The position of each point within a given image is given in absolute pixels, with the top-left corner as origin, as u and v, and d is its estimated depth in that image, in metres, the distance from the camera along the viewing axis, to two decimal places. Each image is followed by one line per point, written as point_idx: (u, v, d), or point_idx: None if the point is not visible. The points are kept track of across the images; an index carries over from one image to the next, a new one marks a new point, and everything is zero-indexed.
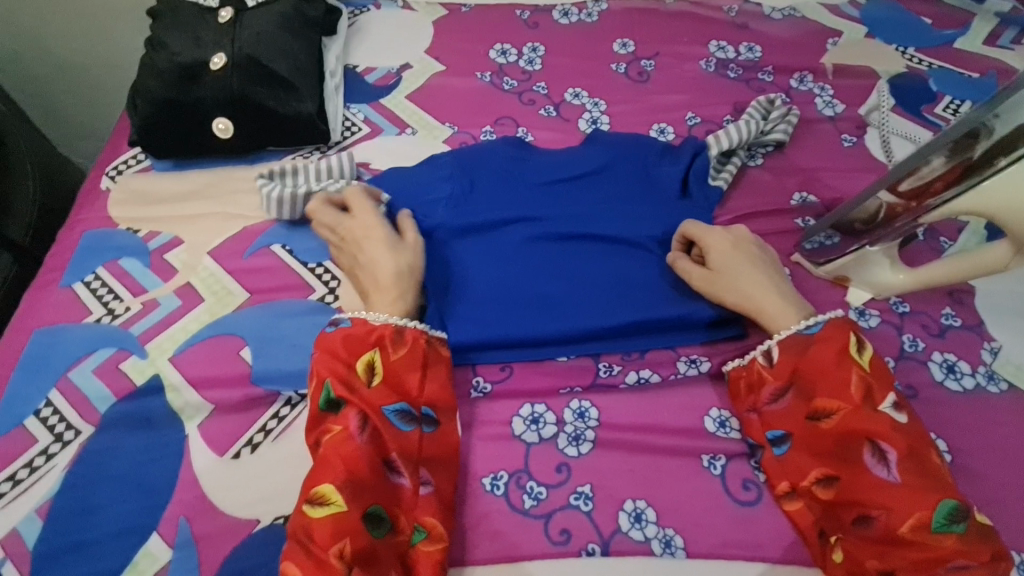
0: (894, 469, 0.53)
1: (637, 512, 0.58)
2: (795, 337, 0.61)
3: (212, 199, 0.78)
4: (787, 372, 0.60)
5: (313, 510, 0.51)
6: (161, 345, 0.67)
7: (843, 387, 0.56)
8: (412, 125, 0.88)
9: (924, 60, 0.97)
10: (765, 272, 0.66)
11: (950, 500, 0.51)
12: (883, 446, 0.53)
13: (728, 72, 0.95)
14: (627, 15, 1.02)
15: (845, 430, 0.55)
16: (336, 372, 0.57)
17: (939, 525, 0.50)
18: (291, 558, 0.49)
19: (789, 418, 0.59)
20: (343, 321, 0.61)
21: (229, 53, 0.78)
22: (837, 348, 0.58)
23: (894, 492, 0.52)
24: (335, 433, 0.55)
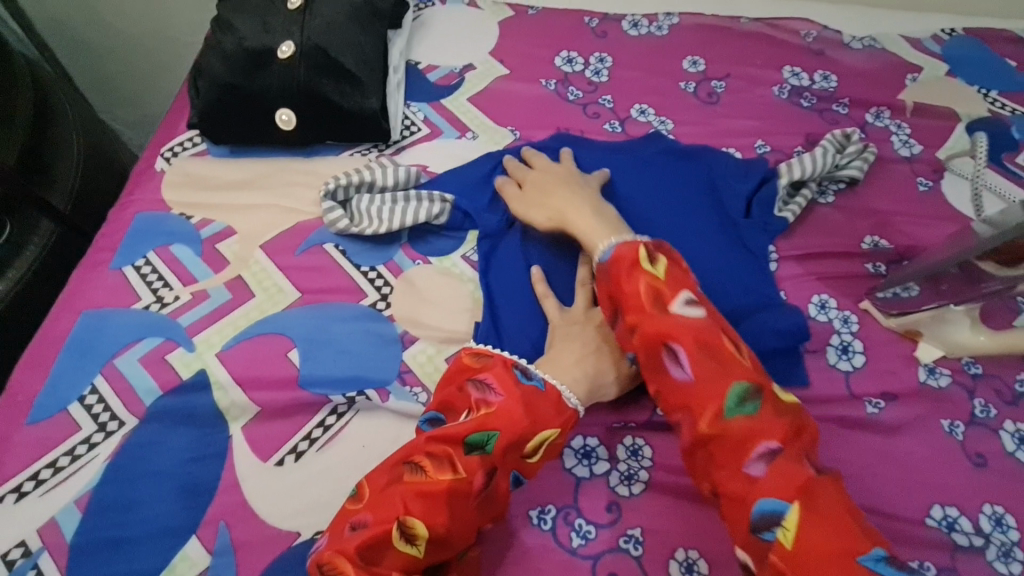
0: (687, 367, 0.51)
1: (689, 562, 0.56)
2: (602, 262, 0.59)
3: (267, 190, 0.76)
4: (606, 301, 0.58)
5: (401, 545, 0.48)
6: (208, 339, 0.66)
7: (640, 298, 0.54)
8: (473, 129, 0.85)
9: (1007, 106, 0.93)
10: (565, 183, 0.71)
11: (740, 384, 0.49)
12: (676, 347, 0.51)
13: (802, 100, 0.91)
14: (699, 32, 0.99)
15: (647, 340, 0.53)
16: (512, 432, 0.52)
17: (733, 408, 0.49)
18: (343, 558, 0.47)
19: (615, 345, 0.57)
20: (539, 381, 0.56)
21: (298, 42, 0.76)
22: (631, 262, 0.56)
23: (693, 391, 0.50)
24: (461, 478, 0.50)
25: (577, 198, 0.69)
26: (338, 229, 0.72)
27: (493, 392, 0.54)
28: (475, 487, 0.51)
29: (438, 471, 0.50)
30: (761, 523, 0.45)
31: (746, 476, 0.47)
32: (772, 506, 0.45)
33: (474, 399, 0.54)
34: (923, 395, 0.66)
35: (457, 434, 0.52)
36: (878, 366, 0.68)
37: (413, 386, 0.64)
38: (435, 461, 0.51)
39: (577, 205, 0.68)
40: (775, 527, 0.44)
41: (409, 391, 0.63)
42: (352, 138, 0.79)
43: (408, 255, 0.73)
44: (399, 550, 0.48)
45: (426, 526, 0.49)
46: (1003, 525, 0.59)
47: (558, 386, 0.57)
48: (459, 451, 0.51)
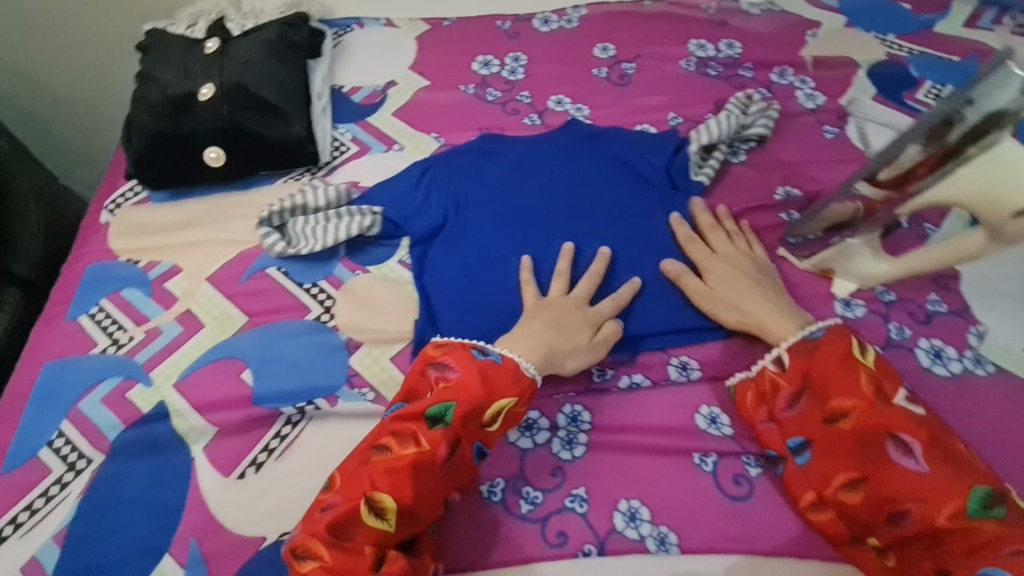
0: (920, 459, 0.54)
1: (632, 512, 0.59)
2: (803, 341, 0.63)
3: (208, 226, 0.81)
4: (799, 376, 0.61)
5: (371, 519, 0.52)
6: (165, 372, 0.69)
7: (855, 387, 0.58)
8: (399, 141, 0.90)
9: (904, 46, 0.98)
10: (754, 282, 0.69)
11: (981, 486, 0.52)
12: (906, 438, 0.55)
13: (708, 70, 0.96)
14: (606, 19, 1.04)
15: (866, 427, 0.56)
16: (468, 402, 0.57)
17: (974, 510, 0.51)
18: (315, 539, 0.51)
19: (804, 425, 0.59)
20: (496, 356, 0.61)
21: (217, 83, 0.80)
22: (840, 356, 0.60)
23: (923, 481, 0.53)
24: (424, 450, 0.55)
25: (774, 304, 0.67)
26: (277, 253, 0.76)
27: (452, 371, 0.59)
28: (438, 458, 0.55)
29: (401, 447, 0.55)
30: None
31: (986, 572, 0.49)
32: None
33: (434, 380, 0.59)
34: (841, 326, 0.70)
35: (417, 411, 0.57)
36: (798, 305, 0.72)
37: (361, 387, 0.67)
38: (399, 439, 0.56)
39: (777, 311, 0.66)
40: None
41: (358, 392, 0.67)
42: (282, 165, 0.83)
43: (346, 267, 0.77)
44: (370, 525, 0.52)
45: (393, 499, 0.53)
46: None
47: (514, 357, 0.61)
48: (419, 427, 0.56)
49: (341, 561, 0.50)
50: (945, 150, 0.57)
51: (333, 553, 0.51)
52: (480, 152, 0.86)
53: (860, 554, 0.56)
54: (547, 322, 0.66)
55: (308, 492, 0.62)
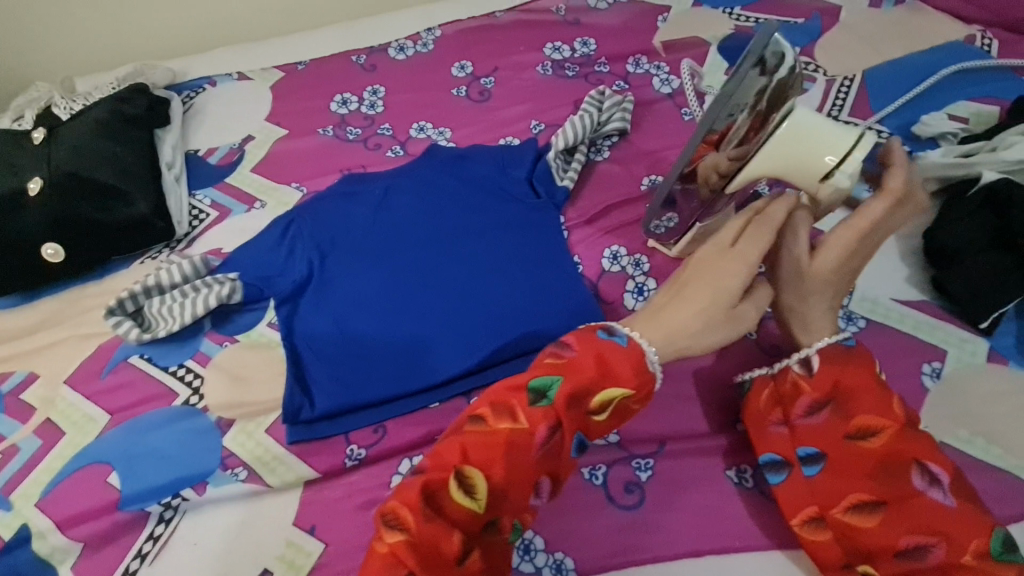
0: (948, 492, 0.48)
1: (525, 543, 0.57)
2: (837, 347, 0.54)
3: (64, 325, 0.76)
4: (828, 386, 0.53)
5: (460, 496, 0.46)
6: (26, 491, 0.65)
7: (885, 406, 0.51)
8: (260, 198, 0.86)
9: (751, 16, 0.99)
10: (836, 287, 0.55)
11: (1000, 527, 0.46)
12: (935, 468, 0.49)
13: (565, 71, 0.96)
14: (461, 37, 1.03)
15: (891, 452, 0.50)
16: (579, 381, 0.50)
17: (998, 552, 0.45)
18: (404, 509, 0.46)
19: (823, 437, 0.52)
20: (623, 337, 0.52)
21: (45, 175, 0.77)
22: (870, 367, 0.53)
23: (945, 515, 0.47)
24: (521, 428, 0.48)
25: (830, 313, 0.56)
26: (135, 340, 0.72)
27: (570, 347, 0.51)
28: (537, 439, 0.48)
29: (498, 421, 0.49)
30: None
31: None
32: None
33: (550, 353, 0.52)
34: None
35: (520, 381, 0.50)
36: None
37: (235, 467, 0.64)
38: (498, 412, 0.49)
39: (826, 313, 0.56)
40: None
41: (231, 474, 0.63)
42: (134, 247, 0.80)
43: (213, 340, 0.73)
44: (456, 500, 0.46)
45: (484, 477, 0.47)
46: None
47: (644, 346, 0.51)
48: (522, 401, 0.49)
49: (428, 535, 0.45)
50: (756, 118, 0.55)
51: (421, 525, 0.45)
52: (343, 195, 0.84)
53: None
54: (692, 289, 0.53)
55: None
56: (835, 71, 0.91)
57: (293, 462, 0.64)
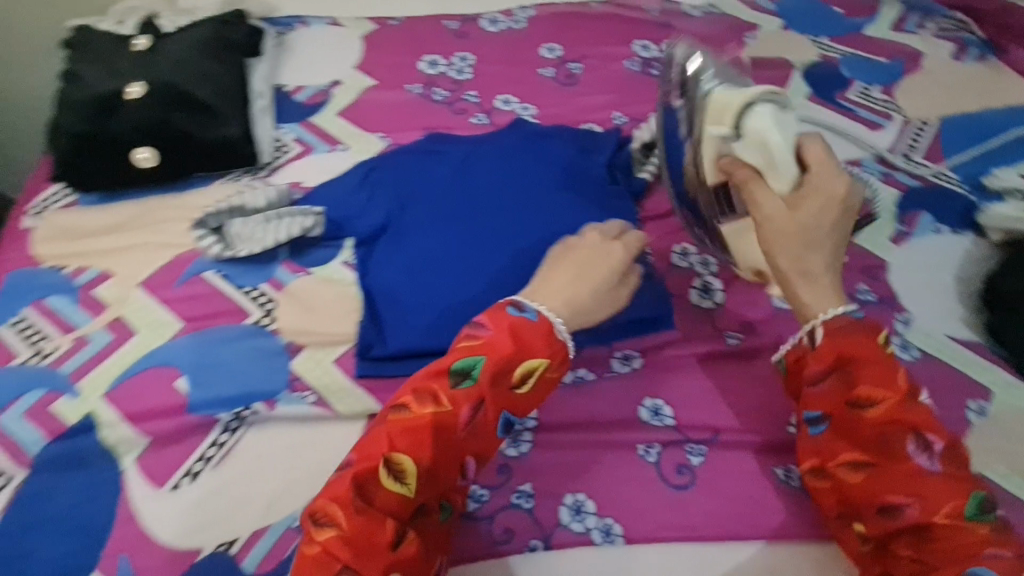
0: (937, 460, 0.49)
1: (577, 505, 0.60)
2: (842, 319, 0.53)
3: (140, 230, 0.77)
4: (830, 356, 0.53)
5: (391, 483, 0.49)
6: (93, 381, 0.66)
7: (889, 377, 0.52)
8: (344, 142, 0.88)
9: (836, 49, 1.02)
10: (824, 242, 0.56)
11: (978, 492, 0.48)
12: (930, 437, 0.49)
13: (652, 70, 0.98)
14: (553, 20, 1.05)
15: (890, 420, 0.50)
16: (496, 359, 0.52)
17: (972, 514, 0.47)
18: (335, 504, 0.48)
19: (826, 401, 0.53)
20: (532, 313, 0.55)
21: (147, 83, 0.77)
22: (877, 337, 0.53)
23: (931, 481, 0.49)
24: (445, 409, 0.51)
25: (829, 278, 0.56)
26: (214, 256, 0.74)
27: (483, 326, 0.54)
28: (460, 419, 0.51)
29: (421, 406, 0.51)
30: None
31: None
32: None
33: (467, 336, 0.54)
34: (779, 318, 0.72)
35: (442, 366, 0.52)
36: (737, 297, 0.73)
37: (302, 391, 0.66)
38: (420, 399, 0.51)
39: (828, 286, 0.56)
40: None
41: (299, 396, 0.65)
42: (219, 167, 0.81)
43: (289, 269, 0.75)
44: (387, 488, 0.49)
45: (412, 462, 0.49)
46: None
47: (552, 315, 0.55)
48: (445, 385, 0.52)
49: (362, 528, 0.47)
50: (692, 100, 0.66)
51: (353, 519, 0.48)
52: (426, 152, 0.85)
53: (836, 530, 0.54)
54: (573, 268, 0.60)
55: (247, 501, 0.60)
56: (912, 114, 0.94)
57: (359, 395, 0.66)
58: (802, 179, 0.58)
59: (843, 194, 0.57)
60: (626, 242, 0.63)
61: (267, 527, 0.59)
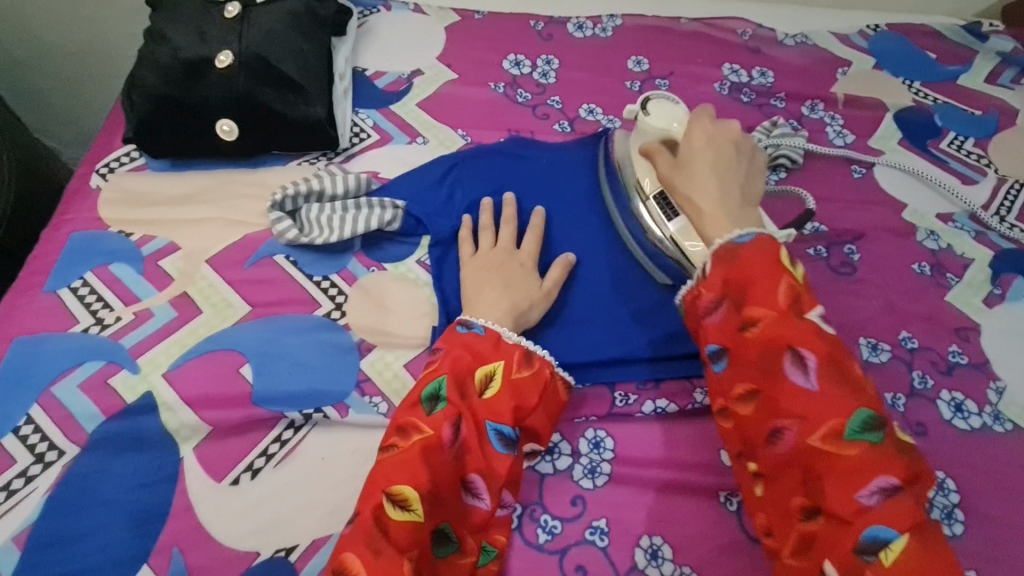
0: (814, 378, 0.48)
1: (653, 549, 0.57)
2: (729, 245, 0.53)
3: (210, 204, 0.74)
4: (719, 285, 0.53)
5: (396, 513, 0.48)
6: (154, 359, 0.63)
7: (772, 295, 0.51)
8: (422, 134, 0.85)
9: (930, 95, 0.99)
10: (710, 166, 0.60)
11: (866, 411, 0.46)
12: (807, 355, 0.48)
13: (741, 96, 0.95)
14: (641, 32, 1.01)
15: (771, 341, 0.50)
16: (456, 374, 0.56)
17: (853, 433, 0.46)
18: (353, 554, 0.46)
19: (721, 331, 0.53)
20: (479, 328, 0.59)
21: (236, 51, 0.73)
22: (770, 257, 0.52)
23: (815, 402, 0.47)
24: (428, 434, 0.52)
25: (724, 196, 0.58)
26: (288, 240, 0.71)
27: (438, 355, 0.58)
28: (445, 439, 0.52)
29: (407, 439, 0.52)
30: (865, 547, 0.43)
31: (859, 502, 0.44)
32: (881, 536, 0.43)
33: (431, 365, 0.57)
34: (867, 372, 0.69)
35: (415, 397, 0.55)
36: None
37: (373, 396, 0.63)
38: (404, 433, 0.53)
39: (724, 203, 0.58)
40: (872, 544, 0.43)
41: (369, 401, 0.62)
42: (299, 147, 0.78)
43: (362, 262, 0.72)
44: (397, 520, 0.48)
45: (413, 488, 0.49)
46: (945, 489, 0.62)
47: (497, 327, 0.60)
48: (420, 414, 0.54)
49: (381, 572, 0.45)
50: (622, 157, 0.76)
51: (370, 565, 0.45)
52: (509, 155, 0.80)
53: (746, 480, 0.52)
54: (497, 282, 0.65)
55: (309, 505, 0.57)
56: (1008, 172, 0.90)
57: None
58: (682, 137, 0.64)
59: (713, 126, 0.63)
60: (530, 253, 0.70)
61: (328, 537, 0.56)
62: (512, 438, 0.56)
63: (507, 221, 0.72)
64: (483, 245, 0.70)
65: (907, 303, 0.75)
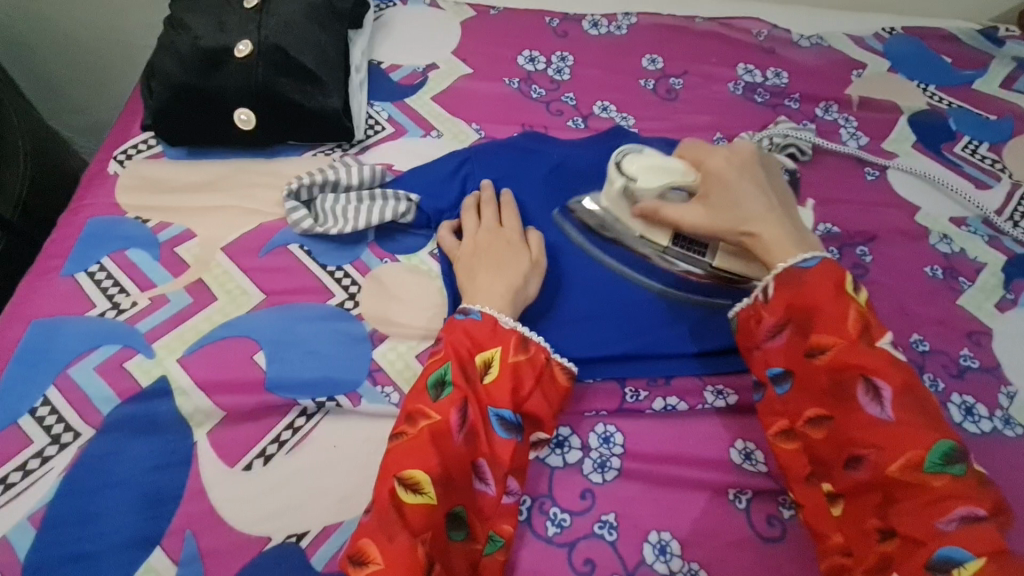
0: (887, 406, 0.51)
1: (662, 544, 0.57)
2: (793, 270, 0.57)
3: (226, 192, 0.75)
4: (782, 310, 0.57)
5: (409, 496, 0.49)
6: (169, 344, 0.64)
7: (840, 324, 0.54)
8: (436, 127, 0.85)
9: (945, 99, 0.98)
10: (762, 203, 0.60)
11: (945, 440, 0.49)
12: (878, 383, 0.51)
13: (755, 96, 0.95)
14: (656, 30, 1.01)
15: (840, 366, 0.53)
16: (459, 360, 0.56)
17: (932, 464, 0.48)
18: (370, 540, 0.47)
19: (786, 355, 0.57)
20: (476, 313, 0.59)
21: (255, 41, 0.74)
22: (834, 283, 0.55)
23: (889, 430, 0.50)
24: (435, 419, 0.53)
25: (781, 226, 0.60)
26: (302, 229, 0.71)
27: (440, 343, 0.58)
28: (451, 425, 0.53)
29: (414, 426, 0.53)
30: (939, 566, 0.46)
31: (938, 527, 0.47)
32: (954, 556, 0.46)
33: (434, 352, 0.58)
34: None
35: (420, 384, 0.55)
36: None
37: (384, 386, 0.63)
38: (412, 420, 0.53)
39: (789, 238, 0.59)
40: (950, 568, 0.45)
41: (381, 391, 0.63)
42: (315, 138, 0.79)
43: (375, 254, 0.72)
44: (410, 504, 0.49)
45: (424, 473, 0.50)
46: None
47: (493, 311, 0.60)
48: (426, 401, 0.54)
49: (398, 556, 0.47)
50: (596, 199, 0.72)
51: (387, 549, 0.47)
52: (523, 149, 0.80)
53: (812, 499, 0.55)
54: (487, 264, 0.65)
55: (320, 492, 0.57)
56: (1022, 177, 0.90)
57: None
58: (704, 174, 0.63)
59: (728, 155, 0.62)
60: (514, 229, 0.69)
61: (339, 524, 0.56)
62: (513, 422, 0.56)
63: (487, 205, 0.71)
64: (469, 227, 0.70)
65: (920, 306, 0.75)
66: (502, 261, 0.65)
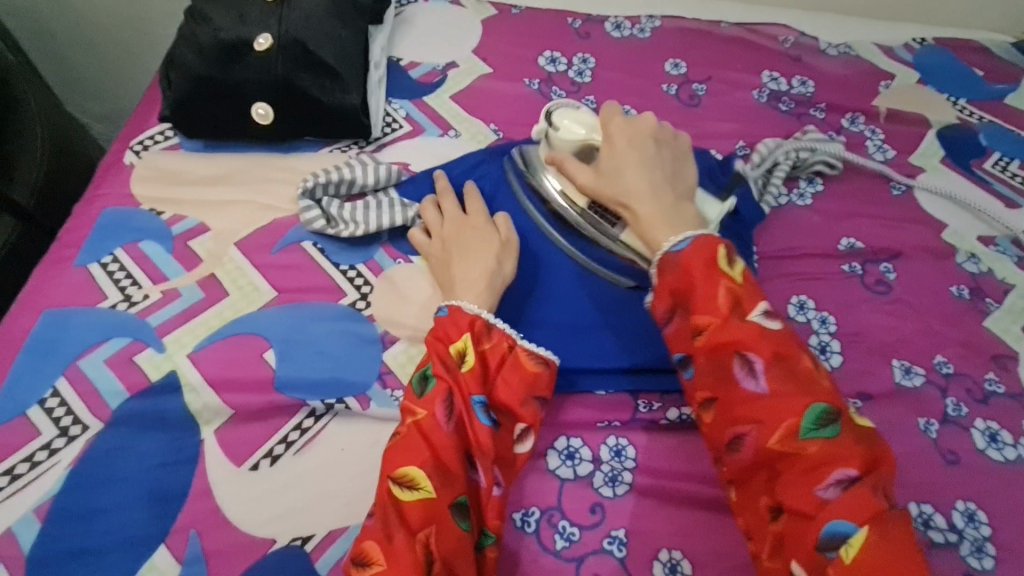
0: (761, 379, 0.48)
1: (672, 563, 0.56)
2: (670, 252, 0.55)
3: (242, 186, 0.74)
4: (664, 294, 0.54)
5: (402, 492, 0.48)
6: (179, 339, 0.63)
7: (713, 299, 0.51)
8: (454, 126, 0.84)
9: (976, 113, 0.96)
10: (647, 171, 0.60)
11: (819, 405, 0.47)
12: (751, 356, 0.49)
13: (780, 105, 0.93)
14: (680, 34, 0.99)
15: (715, 346, 0.50)
16: (434, 353, 0.55)
17: (808, 430, 0.46)
18: (375, 543, 0.46)
19: (673, 340, 0.54)
20: (443, 308, 0.59)
21: (276, 35, 0.73)
22: (710, 256, 0.53)
23: (766, 403, 0.48)
24: (420, 415, 0.52)
25: (659, 195, 0.59)
26: (315, 228, 0.70)
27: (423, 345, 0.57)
28: (437, 418, 0.52)
29: (404, 426, 0.52)
30: (826, 544, 0.43)
31: (820, 497, 0.44)
32: (840, 531, 0.43)
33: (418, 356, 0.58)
34: (899, 395, 0.68)
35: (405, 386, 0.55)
36: (856, 366, 0.69)
37: (394, 389, 0.62)
38: (402, 420, 0.53)
39: (667, 208, 0.58)
40: (838, 546, 0.43)
41: (391, 395, 0.62)
42: (333, 134, 0.78)
43: (389, 253, 0.71)
44: (406, 501, 0.48)
45: (417, 468, 0.49)
46: (975, 521, 0.61)
47: (462, 301, 0.60)
48: (411, 397, 0.54)
49: (401, 554, 0.45)
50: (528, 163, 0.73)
51: (388, 549, 0.46)
52: None
53: (716, 487, 0.52)
54: (457, 255, 0.65)
55: (327, 496, 0.56)
56: None
57: None
58: (602, 139, 0.65)
59: (628, 124, 0.64)
60: (478, 212, 0.69)
61: (345, 529, 0.55)
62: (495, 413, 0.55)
63: (446, 194, 0.71)
64: (431, 221, 0.69)
65: (944, 328, 0.72)
66: (474, 249, 0.65)
